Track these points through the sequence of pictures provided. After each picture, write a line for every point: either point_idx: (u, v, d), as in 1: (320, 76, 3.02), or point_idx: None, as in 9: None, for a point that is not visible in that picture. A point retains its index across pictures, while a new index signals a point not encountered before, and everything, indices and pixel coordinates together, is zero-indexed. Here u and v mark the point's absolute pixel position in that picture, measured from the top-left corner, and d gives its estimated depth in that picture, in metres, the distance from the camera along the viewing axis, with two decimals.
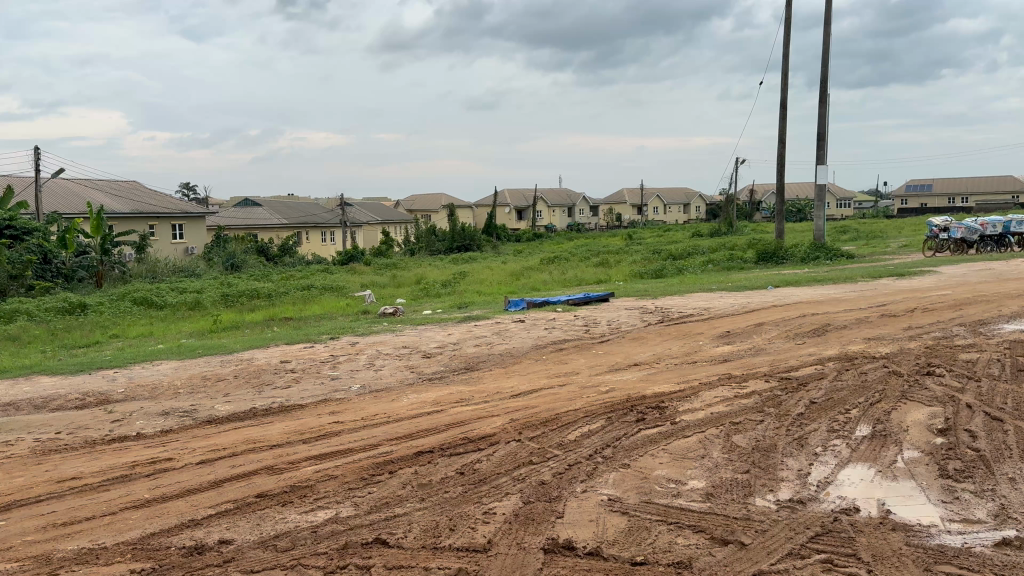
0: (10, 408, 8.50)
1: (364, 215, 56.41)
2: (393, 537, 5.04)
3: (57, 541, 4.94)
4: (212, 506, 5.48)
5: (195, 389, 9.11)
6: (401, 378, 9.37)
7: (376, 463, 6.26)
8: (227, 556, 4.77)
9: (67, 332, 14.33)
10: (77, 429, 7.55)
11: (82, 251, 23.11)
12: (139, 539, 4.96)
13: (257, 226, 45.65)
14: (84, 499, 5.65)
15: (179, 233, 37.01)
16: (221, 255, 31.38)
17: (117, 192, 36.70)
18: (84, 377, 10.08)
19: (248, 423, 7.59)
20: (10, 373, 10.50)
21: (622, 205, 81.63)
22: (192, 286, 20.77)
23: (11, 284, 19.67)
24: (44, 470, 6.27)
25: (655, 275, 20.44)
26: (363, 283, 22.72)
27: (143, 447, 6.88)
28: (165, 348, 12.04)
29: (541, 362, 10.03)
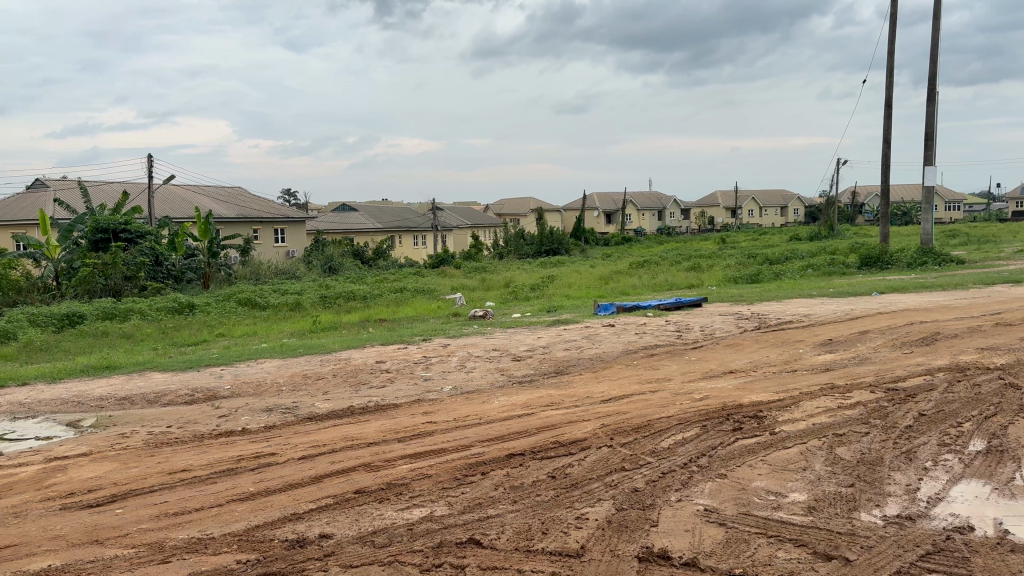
0: (126, 401, 9.02)
1: (455, 219, 57.26)
2: (486, 538, 5.07)
3: (168, 530, 5.19)
4: (313, 500, 5.65)
5: (296, 387, 9.44)
6: (492, 380, 9.44)
7: (468, 463, 6.31)
8: (328, 550, 4.90)
9: (177, 331, 15.09)
10: (187, 423, 7.93)
11: (191, 254, 24.32)
12: (245, 531, 5.15)
13: (352, 231, 46.90)
14: (193, 490, 5.91)
15: (280, 237, 38.48)
16: (318, 257, 32.44)
17: (222, 198, 38.43)
18: (193, 374, 10.58)
19: (345, 420, 7.80)
20: (127, 369, 11.14)
21: (716, 209, 80.01)
22: (292, 288, 21.55)
23: (126, 285, 20.86)
24: (157, 462, 6.60)
25: (750, 280, 19.92)
26: (453, 285, 23.03)
27: (248, 442, 7.16)
28: (266, 347, 12.50)
29: (632, 367, 9.90)
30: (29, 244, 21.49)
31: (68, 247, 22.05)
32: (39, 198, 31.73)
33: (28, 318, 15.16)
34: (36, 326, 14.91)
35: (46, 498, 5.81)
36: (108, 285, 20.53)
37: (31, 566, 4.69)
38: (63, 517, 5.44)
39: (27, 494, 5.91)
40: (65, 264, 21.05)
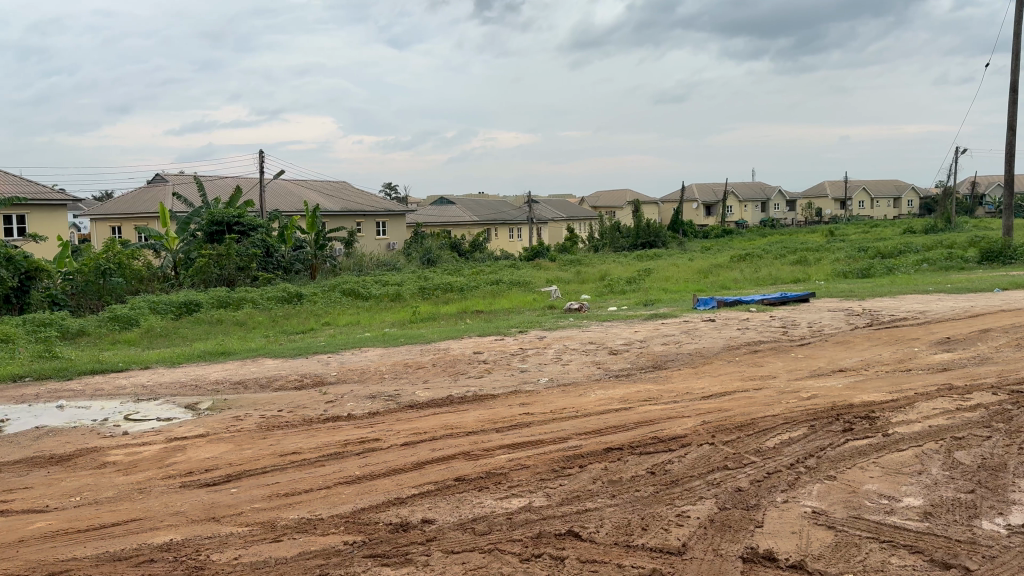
0: (241, 385, 9.48)
1: (551, 212, 57.39)
2: (586, 530, 5.06)
3: (280, 510, 5.41)
4: (416, 486, 5.78)
5: (398, 375, 9.69)
6: (589, 373, 9.41)
7: (567, 456, 6.32)
8: (430, 535, 5.01)
9: (285, 319, 15.72)
10: (296, 407, 8.26)
11: (299, 246, 25.27)
12: (352, 513, 5.32)
13: (449, 223, 47.64)
14: (302, 472, 6.15)
15: (381, 230, 39.53)
16: (418, 250, 33.14)
17: (327, 191, 39.76)
18: (301, 361, 11.00)
19: (446, 409, 7.94)
20: (240, 354, 11.69)
21: (823, 200, 77.12)
22: (393, 279, 22.06)
23: (239, 275, 21.92)
24: (269, 444, 6.90)
25: (860, 275, 19.11)
26: (548, 278, 23.10)
27: (353, 427, 7.39)
28: (369, 336, 12.87)
29: (735, 364, 9.66)
30: (151, 235, 22.79)
31: (186, 238, 23.22)
32: (159, 192, 33.66)
33: (150, 306, 16.11)
34: (157, 313, 15.84)
35: (167, 475, 6.17)
36: (223, 275, 21.60)
37: (155, 538, 4.97)
38: (183, 494, 5.76)
39: (151, 471, 6.29)
40: (182, 254, 22.32)
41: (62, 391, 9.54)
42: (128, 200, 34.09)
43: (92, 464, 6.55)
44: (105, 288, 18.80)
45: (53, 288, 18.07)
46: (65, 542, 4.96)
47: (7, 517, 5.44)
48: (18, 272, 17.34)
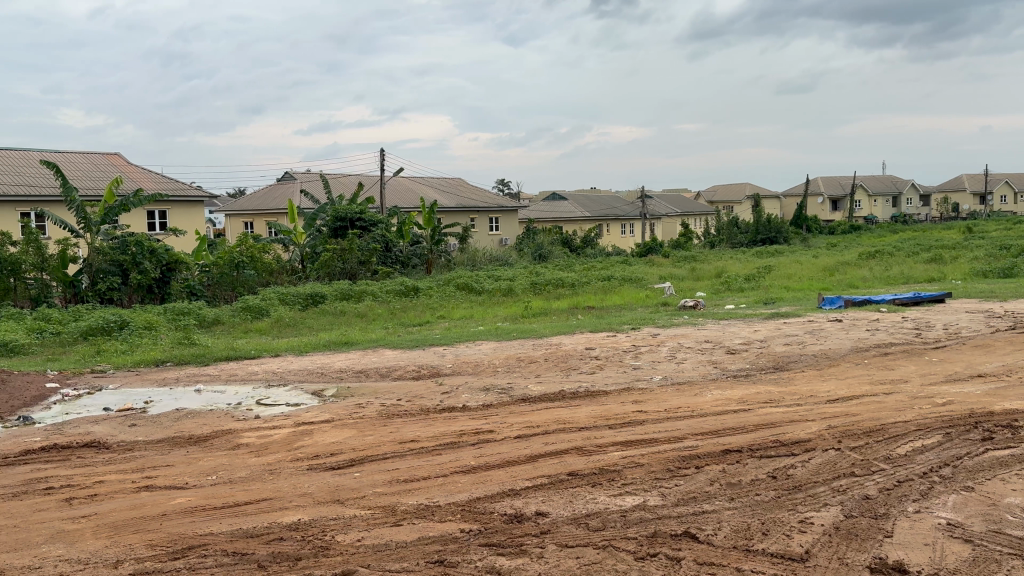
0: (362, 374, 9.87)
1: (665, 207, 56.48)
2: (703, 532, 4.98)
3: (400, 495, 5.60)
4: (530, 478, 5.84)
5: (511, 368, 9.81)
6: (705, 372, 9.23)
7: (683, 456, 6.22)
8: (544, 528, 5.06)
9: (403, 312, 16.21)
10: (413, 397, 8.50)
11: (416, 241, 26.03)
12: (467, 502, 5.44)
13: (562, 219, 47.74)
14: (420, 460, 6.34)
15: (495, 226, 40.06)
16: (529, 245, 33.40)
17: (443, 187, 40.65)
18: (418, 352, 11.31)
19: (558, 404, 7.99)
20: (361, 345, 12.12)
21: (960, 195, 72.40)
22: (505, 274, 22.29)
23: (360, 269, 22.74)
24: (389, 432, 7.14)
25: (1002, 274, 17.87)
26: (663, 274, 22.75)
27: (468, 418, 7.55)
28: (483, 329, 13.10)
29: (862, 367, 9.23)
30: (281, 230, 23.95)
31: (312, 233, 24.21)
32: (286, 189, 35.31)
33: (279, 297, 16.96)
34: (285, 304, 16.65)
35: (296, 458, 6.49)
36: (345, 269, 22.50)
37: (283, 518, 5.24)
38: (310, 476, 6.05)
39: (280, 454, 6.63)
40: (309, 249, 23.22)
41: (199, 375, 10.20)
42: (259, 197, 36.00)
43: (227, 445, 6.97)
44: (238, 280, 19.86)
45: (191, 279, 19.18)
46: (204, 517, 5.30)
47: (151, 491, 5.86)
48: (159, 264, 18.58)
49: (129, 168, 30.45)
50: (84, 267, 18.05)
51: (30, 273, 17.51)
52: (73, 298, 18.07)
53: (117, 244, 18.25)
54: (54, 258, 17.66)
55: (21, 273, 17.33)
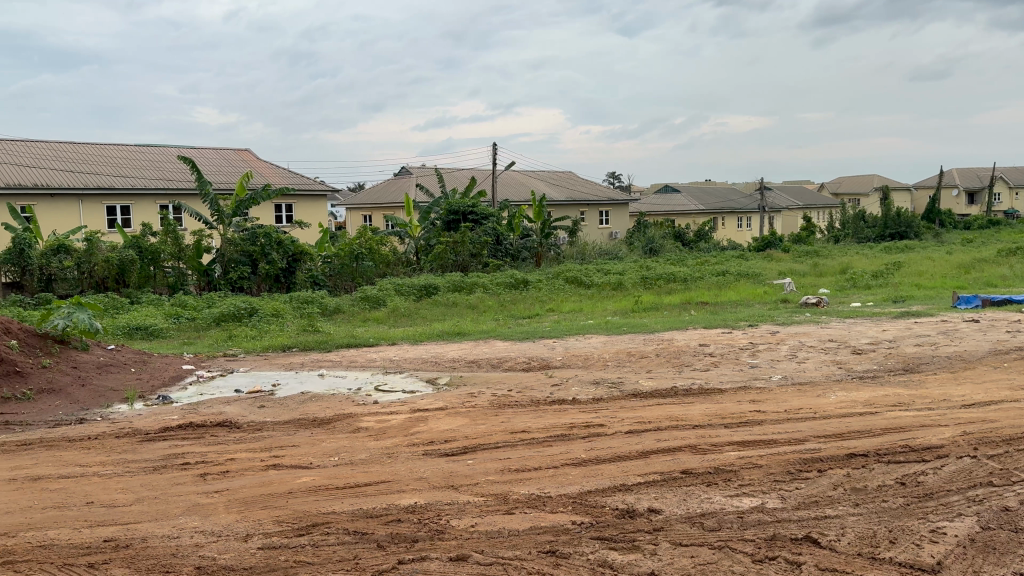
0: (473, 364, 10.03)
1: (785, 199, 54.58)
2: (825, 538, 4.79)
3: (511, 484, 5.66)
4: (642, 474, 5.78)
5: (621, 363, 9.74)
6: (828, 373, 8.85)
7: (803, 459, 6.00)
8: (657, 525, 4.99)
9: (513, 304, 16.36)
10: (524, 388, 8.57)
11: (526, 234, 26.25)
12: (579, 495, 5.43)
13: (675, 213, 46.91)
14: (531, 450, 6.38)
15: (605, 219, 39.86)
16: (641, 238, 33.02)
17: (554, 181, 40.74)
18: (528, 344, 11.40)
19: (670, 400, 7.87)
20: (473, 335, 12.32)
21: None
22: (616, 268, 22.09)
23: (471, 262, 23.10)
24: (501, 421, 7.23)
25: None
26: (782, 270, 21.94)
27: (578, 411, 7.55)
28: (593, 323, 13.05)
29: (1002, 371, 8.62)
30: (397, 223, 24.53)
31: (426, 226, 24.74)
32: (402, 184, 36.28)
33: (395, 288, 17.45)
34: (400, 294, 17.12)
35: (412, 443, 6.67)
36: (458, 261, 22.90)
37: (400, 501, 5.40)
38: (425, 461, 6.20)
39: (397, 439, 6.83)
40: (423, 241, 23.78)
41: (322, 361, 10.65)
42: (376, 191, 37.16)
43: (347, 428, 7.24)
44: (357, 271, 20.67)
45: (315, 270, 20.06)
46: (326, 496, 5.53)
47: (278, 469, 6.17)
48: (286, 255, 19.52)
49: (256, 163, 32.08)
50: (217, 256, 19.12)
51: (168, 262, 18.71)
52: (207, 286, 19.19)
53: (247, 236, 19.25)
54: (190, 249, 18.79)
55: (161, 262, 18.53)
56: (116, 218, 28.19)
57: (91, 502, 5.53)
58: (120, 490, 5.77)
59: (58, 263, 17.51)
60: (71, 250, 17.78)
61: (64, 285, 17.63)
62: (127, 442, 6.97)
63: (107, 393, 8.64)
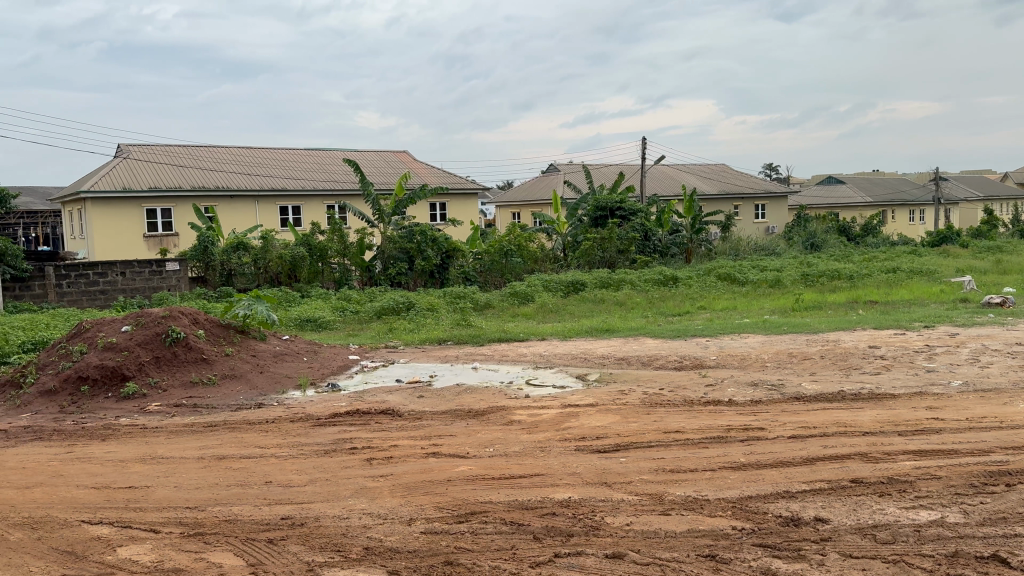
0: (624, 361, 9.94)
1: (962, 190, 50.55)
2: (1016, 557, 4.39)
3: (667, 485, 5.57)
4: (807, 482, 5.52)
5: (781, 364, 9.35)
6: (1016, 379, 8.08)
7: (989, 471, 5.52)
8: (824, 535, 4.76)
9: (663, 301, 16.09)
10: (677, 388, 8.40)
11: (676, 229, 25.78)
12: (739, 500, 5.27)
13: (838, 206, 44.59)
14: (687, 451, 6.25)
15: (762, 213, 38.45)
16: (800, 234, 31.67)
17: (707, 174, 39.70)
18: (681, 342, 11.18)
19: (837, 405, 7.45)
20: (622, 332, 12.24)
21: None
22: (773, 264, 21.22)
23: (619, 258, 22.92)
24: (654, 420, 7.13)
25: None
26: (960, 267, 20.24)
27: (736, 413, 7.31)
28: (749, 322, 12.61)
29: None
30: (545, 220, 24.83)
31: (574, 223, 24.82)
32: (552, 180, 36.55)
33: (544, 284, 17.61)
34: (548, 291, 17.26)
35: (564, 438, 6.71)
36: (605, 258, 22.80)
37: (555, 494, 5.44)
38: (578, 457, 6.22)
39: (549, 433, 6.89)
40: (571, 238, 23.89)
41: (475, 354, 10.92)
42: (526, 188, 37.66)
43: (501, 421, 7.39)
44: (507, 267, 21.04)
45: (466, 266, 20.59)
46: (483, 486, 5.67)
47: (437, 457, 6.39)
48: (440, 251, 20.23)
49: (413, 163, 33.36)
50: (377, 253, 20.05)
51: (334, 258, 19.81)
52: (368, 281, 20.15)
53: (404, 233, 20.05)
54: (353, 246, 19.82)
55: (328, 258, 19.66)
56: (287, 217, 30.17)
57: (270, 481, 5.96)
58: (295, 471, 6.18)
59: (237, 259, 18.98)
60: (249, 248, 19.20)
61: (242, 280, 19.05)
62: (300, 426, 7.45)
63: (282, 380, 9.28)
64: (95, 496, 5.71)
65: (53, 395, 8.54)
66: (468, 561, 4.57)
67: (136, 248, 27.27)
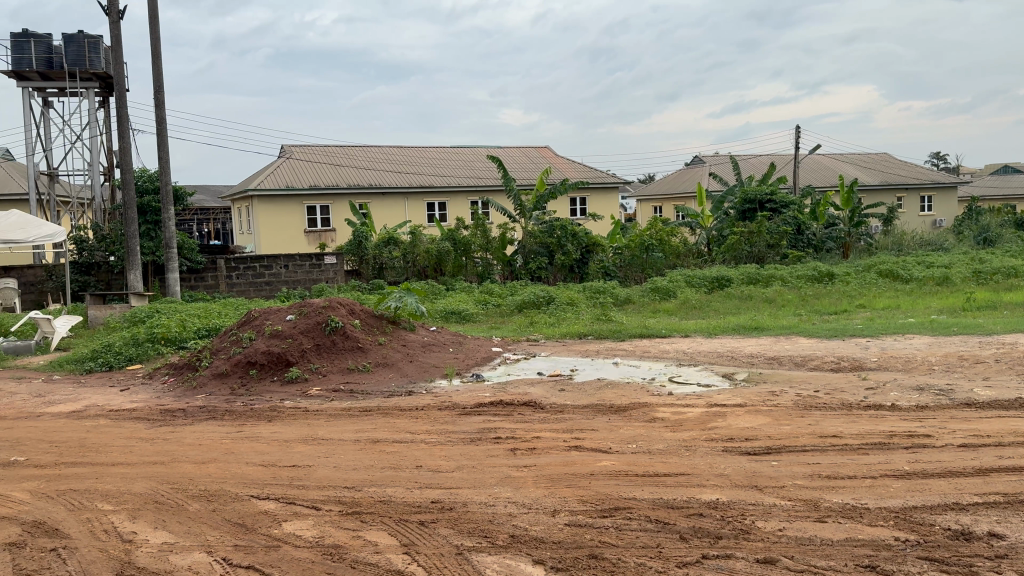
0: (775, 361, 9.58)
1: None
2: None
3: (823, 491, 5.33)
4: (981, 494, 5.12)
5: (951, 368, 8.70)
6: None
7: None
8: (1000, 552, 4.40)
9: (816, 299, 15.35)
10: (834, 390, 8.01)
11: (832, 223, 24.55)
12: (902, 510, 4.97)
13: (1017, 196, 41.02)
14: (844, 457, 5.96)
15: (927, 205, 35.96)
16: (971, 227, 29.37)
17: (866, 164, 37.52)
18: (838, 342, 10.64)
19: (1015, 414, 6.84)
20: (772, 331, 11.80)
21: None
22: (940, 260, 19.75)
23: (768, 253, 22.06)
24: (808, 424, 6.83)
25: None
26: None
27: (898, 418, 6.89)
28: (913, 322, 11.82)
29: None
30: (690, 214, 24.33)
31: (720, 216, 24.19)
32: (697, 173, 35.74)
33: (687, 279, 17.30)
34: (692, 287, 16.91)
35: (711, 438, 6.56)
36: (754, 252, 22.04)
37: (702, 495, 5.33)
38: (726, 458, 6.07)
39: (695, 432, 6.76)
40: (717, 232, 23.28)
41: (617, 350, 10.87)
42: (670, 180, 37.01)
43: (645, 417, 7.31)
44: (648, 262, 20.82)
45: (607, 261, 20.53)
46: (627, 482, 5.64)
47: (580, 451, 6.42)
48: (580, 246, 20.28)
49: (555, 158, 33.55)
50: (519, 248, 20.35)
51: (477, 253, 20.26)
52: (510, 275, 20.50)
53: (546, 228, 20.23)
54: (496, 240, 20.16)
55: (471, 253, 20.12)
56: (433, 212, 31.11)
57: (421, 466, 6.20)
58: (443, 457, 6.39)
59: (388, 253, 19.73)
60: (399, 242, 19.92)
61: (392, 274, 19.77)
62: (447, 414, 7.70)
63: (430, 369, 9.61)
64: (262, 473, 6.15)
65: (225, 377, 9.27)
66: (613, 556, 4.56)
67: (297, 243, 28.96)
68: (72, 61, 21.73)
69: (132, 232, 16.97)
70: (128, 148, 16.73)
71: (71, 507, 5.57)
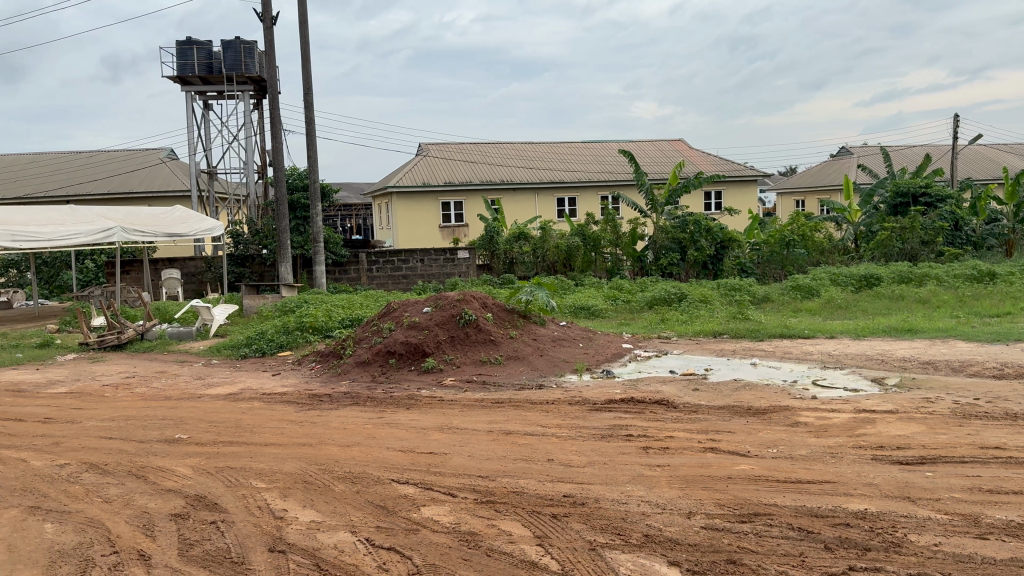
0: (929, 366, 8.98)
1: None
2: None
3: (985, 506, 4.96)
4: None
5: None
6: None
7: None
8: None
9: (976, 300, 14.26)
10: (996, 399, 7.43)
11: (993, 218, 22.73)
12: None
13: None
14: (1010, 471, 5.51)
15: None
16: None
17: None
18: (1001, 347, 9.85)
19: None
20: (926, 333, 11.08)
21: None
22: None
23: (922, 250, 20.70)
24: (967, 433, 6.37)
25: None
26: None
27: None
28: None
29: None
30: (834, 208, 23.15)
31: (868, 211, 22.87)
32: (842, 165, 33.98)
33: (831, 277, 16.52)
34: (837, 285, 16.11)
35: (858, 445, 6.24)
36: (905, 250, 20.75)
37: (849, 504, 5.09)
38: (875, 466, 5.75)
39: (841, 438, 6.45)
40: (864, 227, 22.03)
41: (755, 350, 10.53)
42: (812, 174, 35.39)
43: (785, 421, 7.05)
44: (788, 259, 20.05)
45: (743, 257, 19.90)
46: (767, 487, 5.46)
47: (716, 453, 6.26)
48: (715, 241, 19.73)
49: (689, 151, 32.86)
50: (650, 244, 20.04)
51: (607, 248, 20.21)
52: (640, 271, 20.25)
53: (678, 223, 19.84)
54: (626, 236, 20.02)
55: (601, 248, 20.08)
56: (564, 208, 31.16)
57: (552, 459, 6.24)
58: (575, 452, 6.41)
59: (519, 248, 19.92)
60: (530, 238, 20.06)
61: (523, 268, 19.96)
62: (578, 410, 7.71)
63: (561, 364, 9.66)
64: (402, 458, 6.39)
65: (367, 365, 9.69)
66: (752, 562, 4.44)
67: (432, 238, 29.80)
68: (231, 66, 23.30)
69: (283, 226, 17.99)
70: (279, 147, 17.74)
71: (228, 483, 6.00)
